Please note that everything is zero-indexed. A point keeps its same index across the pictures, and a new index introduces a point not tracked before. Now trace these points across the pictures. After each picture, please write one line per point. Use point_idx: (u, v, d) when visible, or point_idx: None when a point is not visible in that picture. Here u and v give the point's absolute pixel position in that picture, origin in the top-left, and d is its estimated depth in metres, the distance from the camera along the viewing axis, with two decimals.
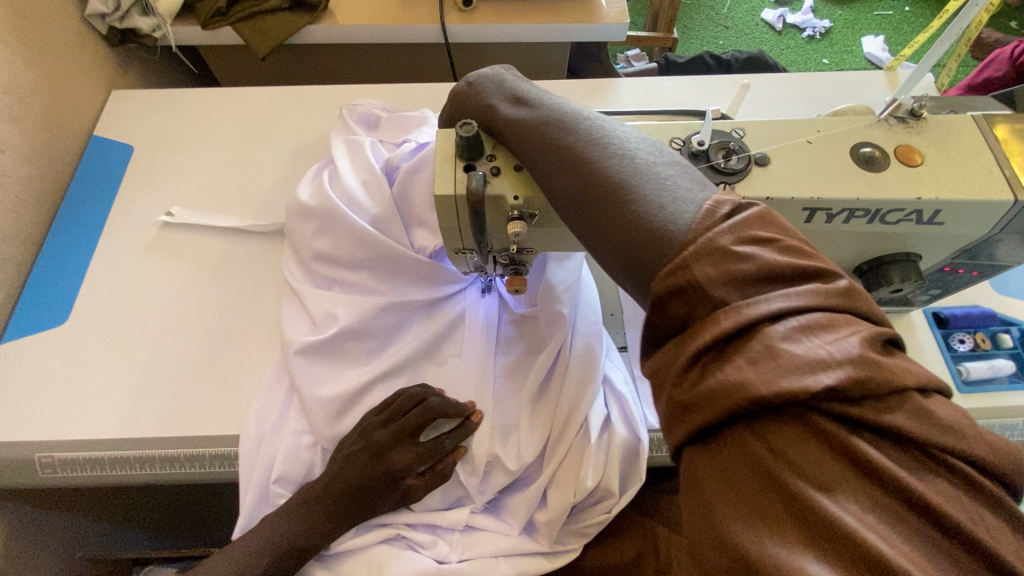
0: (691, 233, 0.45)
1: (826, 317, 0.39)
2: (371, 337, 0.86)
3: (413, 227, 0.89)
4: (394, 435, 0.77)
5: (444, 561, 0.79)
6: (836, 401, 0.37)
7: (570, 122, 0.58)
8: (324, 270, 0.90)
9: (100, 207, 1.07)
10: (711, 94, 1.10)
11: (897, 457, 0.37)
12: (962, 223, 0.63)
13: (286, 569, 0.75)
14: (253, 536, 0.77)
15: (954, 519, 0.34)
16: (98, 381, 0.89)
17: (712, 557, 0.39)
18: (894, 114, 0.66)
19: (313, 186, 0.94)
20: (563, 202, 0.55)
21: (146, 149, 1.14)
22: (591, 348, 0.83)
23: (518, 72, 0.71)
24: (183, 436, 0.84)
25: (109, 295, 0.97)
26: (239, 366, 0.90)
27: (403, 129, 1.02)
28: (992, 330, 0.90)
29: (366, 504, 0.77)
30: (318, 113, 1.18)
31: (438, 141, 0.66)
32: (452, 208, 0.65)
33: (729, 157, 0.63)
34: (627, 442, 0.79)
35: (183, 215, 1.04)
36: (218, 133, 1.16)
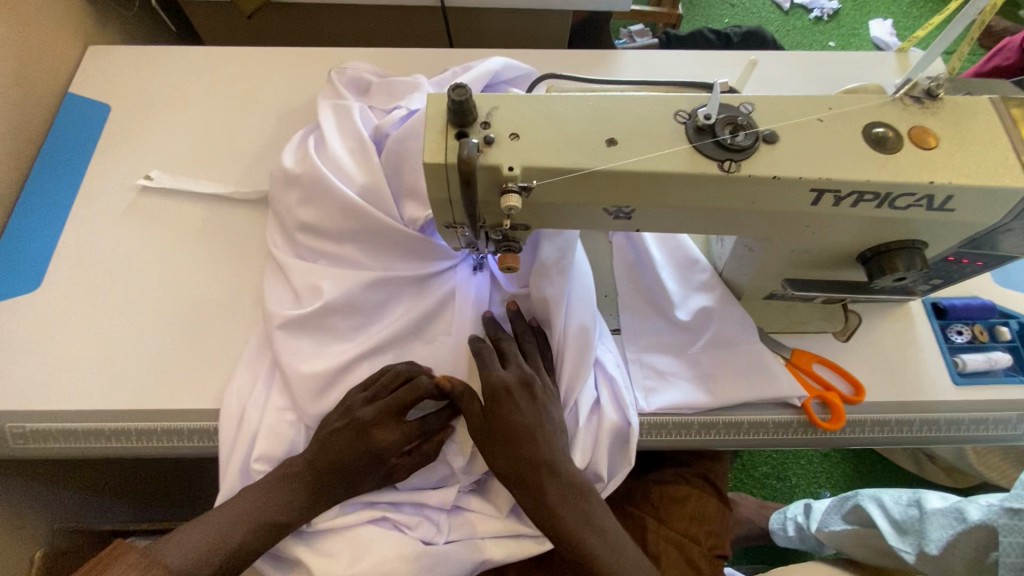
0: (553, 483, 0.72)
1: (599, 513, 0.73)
2: (358, 312, 0.83)
3: (404, 199, 0.87)
4: (379, 410, 0.74)
5: (430, 543, 0.78)
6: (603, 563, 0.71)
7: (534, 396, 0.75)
8: (309, 242, 0.86)
9: (75, 168, 1.02)
10: (716, 69, 1.06)
11: None
12: (973, 211, 0.61)
13: (262, 546, 0.73)
14: (227, 510, 0.73)
15: None
16: (73, 350, 0.85)
17: None
18: (909, 93, 0.63)
19: (298, 154, 0.90)
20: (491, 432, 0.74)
21: (123, 110, 1.09)
22: (584, 330, 0.80)
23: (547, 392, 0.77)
24: (163, 409, 0.81)
25: (84, 261, 0.93)
26: (220, 339, 0.87)
27: (394, 96, 0.98)
28: (991, 322, 0.88)
29: (348, 482, 0.75)
30: (306, 77, 1.12)
31: (430, 104, 0.62)
32: (443, 178, 0.61)
33: (736, 133, 0.59)
34: (617, 426, 0.79)
35: (163, 180, 1.00)
36: (199, 95, 1.10)
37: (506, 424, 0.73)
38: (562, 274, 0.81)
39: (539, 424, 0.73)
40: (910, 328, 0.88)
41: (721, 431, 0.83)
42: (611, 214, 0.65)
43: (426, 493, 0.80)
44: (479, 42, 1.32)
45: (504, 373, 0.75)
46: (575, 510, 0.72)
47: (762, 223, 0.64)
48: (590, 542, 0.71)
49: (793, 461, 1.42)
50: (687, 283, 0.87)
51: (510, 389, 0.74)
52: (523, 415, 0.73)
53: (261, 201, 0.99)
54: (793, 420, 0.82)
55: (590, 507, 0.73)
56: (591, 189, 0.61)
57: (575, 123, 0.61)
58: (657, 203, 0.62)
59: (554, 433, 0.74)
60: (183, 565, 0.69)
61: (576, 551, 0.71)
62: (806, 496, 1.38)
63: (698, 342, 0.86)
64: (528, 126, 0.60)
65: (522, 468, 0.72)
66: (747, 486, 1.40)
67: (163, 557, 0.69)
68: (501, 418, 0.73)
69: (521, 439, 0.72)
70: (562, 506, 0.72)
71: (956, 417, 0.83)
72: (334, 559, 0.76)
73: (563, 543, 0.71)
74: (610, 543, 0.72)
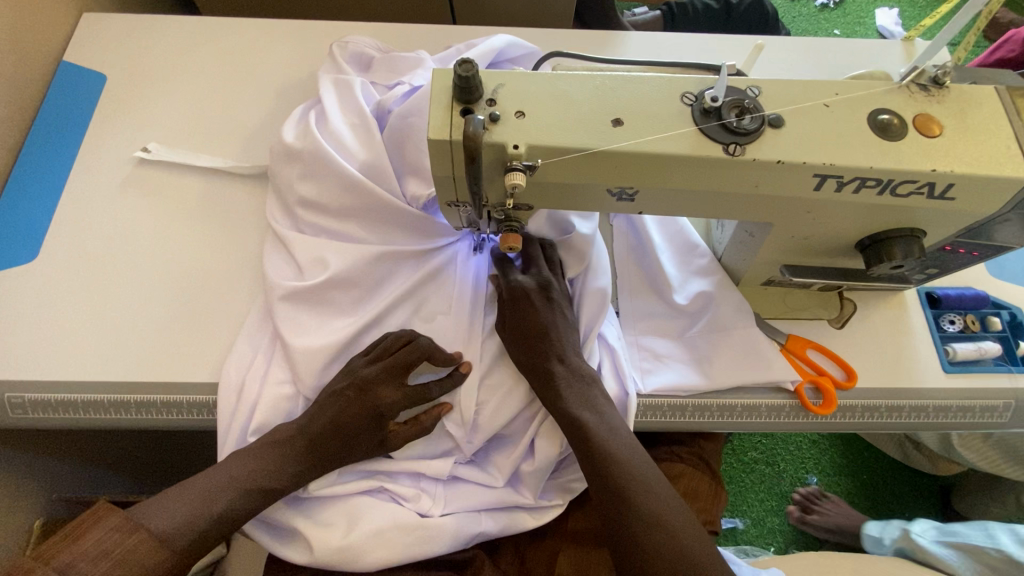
0: (559, 365, 0.77)
1: (600, 403, 0.76)
2: (357, 287, 0.83)
3: (406, 175, 0.87)
4: (382, 372, 0.76)
5: (427, 515, 0.79)
6: (599, 441, 0.72)
7: (552, 300, 0.80)
8: (309, 217, 0.86)
9: (70, 139, 1.01)
10: (723, 52, 1.06)
11: (630, 462, 0.71)
12: (972, 199, 0.61)
13: (249, 512, 0.73)
14: (216, 473, 0.74)
15: (646, 489, 0.69)
16: (70, 321, 0.85)
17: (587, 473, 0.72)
18: (915, 81, 0.63)
19: (299, 128, 0.89)
20: (515, 328, 0.80)
21: (120, 80, 1.07)
22: (601, 298, 0.83)
23: (566, 300, 0.82)
24: (162, 382, 0.82)
25: (80, 232, 0.92)
26: (220, 313, 0.87)
27: (396, 71, 0.96)
28: (983, 312, 0.89)
29: (340, 449, 0.76)
30: (306, 51, 1.11)
31: (435, 80, 0.61)
32: (447, 154, 0.61)
33: (742, 116, 0.59)
34: (616, 398, 0.82)
35: (160, 152, 0.98)
36: (198, 66, 1.09)
37: (523, 321, 0.79)
38: (586, 249, 0.84)
39: (554, 323, 0.79)
40: (903, 317, 0.89)
41: (714, 414, 0.84)
42: (614, 195, 0.65)
43: (424, 463, 0.81)
44: (483, 19, 1.30)
45: (525, 277, 0.81)
46: (577, 393, 0.76)
47: (762, 207, 0.65)
48: (586, 417, 0.74)
49: (782, 446, 1.44)
50: (686, 268, 0.88)
51: (529, 293, 0.79)
52: (540, 313, 0.79)
53: (261, 176, 0.99)
54: (785, 404, 0.84)
55: (591, 391, 0.77)
56: (596, 169, 0.61)
57: (581, 102, 0.60)
58: (660, 184, 0.62)
59: (565, 333, 0.79)
60: (166, 529, 0.68)
61: (573, 426, 0.74)
62: (794, 479, 1.40)
63: (695, 326, 0.86)
64: (534, 105, 0.60)
65: (536, 358, 0.78)
66: (736, 470, 1.41)
67: (145, 520, 0.68)
68: (525, 315, 0.79)
69: (541, 334, 0.78)
70: (565, 388, 0.76)
71: (945, 404, 0.85)
72: (331, 527, 0.77)
73: (563, 419, 0.75)
74: (608, 421, 0.75)
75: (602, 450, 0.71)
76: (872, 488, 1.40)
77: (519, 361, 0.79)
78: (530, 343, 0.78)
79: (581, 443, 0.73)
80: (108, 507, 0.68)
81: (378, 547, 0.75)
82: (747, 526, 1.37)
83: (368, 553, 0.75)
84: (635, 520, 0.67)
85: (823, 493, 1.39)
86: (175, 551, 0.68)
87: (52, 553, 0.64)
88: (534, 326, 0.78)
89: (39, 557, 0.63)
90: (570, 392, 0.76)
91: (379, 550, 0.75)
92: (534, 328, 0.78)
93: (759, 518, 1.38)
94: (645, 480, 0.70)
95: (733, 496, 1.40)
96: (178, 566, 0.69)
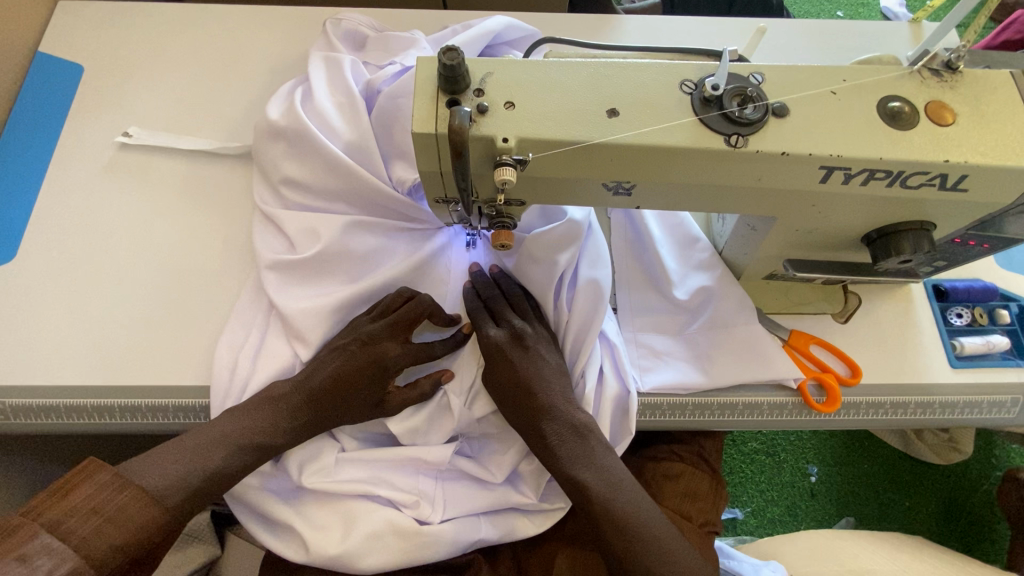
0: (553, 426, 0.74)
1: (599, 458, 0.74)
2: (347, 263, 0.81)
3: (393, 160, 0.84)
4: (387, 326, 0.77)
5: (426, 522, 0.76)
6: (607, 506, 0.70)
7: (530, 351, 0.78)
8: (294, 197, 0.84)
9: (47, 132, 0.97)
10: (724, 35, 1.02)
11: (637, 521, 0.70)
12: (986, 191, 0.58)
13: (242, 468, 0.72)
14: (209, 430, 0.72)
15: (661, 550, 0.69)
16: (50, 322, 0.82)
17: (600, 540, 0.71)
18: (928, 66, 0.59)
19: (284, 106, 0.87)
20: (498, 386, 0.77)
21: (99, 69, 1.03)
22: (597, 288, 0.79)
23: (547, 344, 0.80)
24: (145, 384, 0.79)
25: (60, 229, 0.89)
26: (205, 313, 0.84)
27: (389, 51, 0.93)
28: (991, 305, 0.87)
29: (336, 408, 0.76)
30: (291, 36, 1.06)
31: (419, 68, 0.58)
32: (433, 149, 0.57)
33: (744, 106, 0.56)
34: (617, 395, 0.79)
35: (142, 137, 0.96)
36: (180, 53, 1.04)
37: (505, 380, 0.77)
38: (572, 238, 0.78)
39: (534, 376, 0.76)
40: (909, 311, 0.87)
41: (715, 413, 0.82)
42: (610, 189, 0.62)
43: (419, 463, 0.78)
44: (474, 4, 1.24)
45: (498, 332, 0.78)
46: (573, 450, 0.74)
47: (767, 201, 0.62)
48: (586, 476, 0.72)
49: (782, 437, 1.41)
50: (687, 261, 0.85)
51: (504, 349, 0.77)
52: (518, 368, 0.76)
53: (245, 169, 0.95)
54: (787, 402, 0.82)
55: (588, 445, 0.74)
56: (590, 164, 0.58)
57: (575, 91, 0.57)
58: (658, 179, 0.59)
59: (549, 381, 0.77)
60: (159, 486, 0.66)
61: (573, 487, 0.72)
62: (794, 470, 1.39)
63: (696, 322, 0.84)
64: (524, 93, 0.57)
65: (525, 417, 0.76)
66: (736, 461, 1.39)
67: (136, 478, 0.66)
68: (504, 373, 0.76)
69: (523, 390, 0.75)
70: (560, 446, 0.74)
71: (951, 400, 0.83)
72: (325, 531, 0.75)
73: (563, 480, 0.73)
74: (608, 477, 0.73)
75: (610, 512, 0.70)
76: (874, 479, 1.38)
77: (510, 420, 0.78)
78: (518, 403, 0.76)
79: (584, 504, 0.72)
80: (97, 463, 0.64)
81: (376, 550, 0.74)
82: (747, 517, 1.35)
83: (361, 559, 0.73)
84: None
85: (823, 483, 1.38)
86: (168, 506, 0.66)
87: (40, 509, 0.60)
88: (516, 383, 0.76)
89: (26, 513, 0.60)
90: (568, 449, 0.74)
91: (376, 553, 0.74)
92: (517, 386, 0.76)
93: (760, 509, 1.36)
94: (650, 539, 0.69)
95: (733, 487, 1.38)
96: (173, 523, 0.67)
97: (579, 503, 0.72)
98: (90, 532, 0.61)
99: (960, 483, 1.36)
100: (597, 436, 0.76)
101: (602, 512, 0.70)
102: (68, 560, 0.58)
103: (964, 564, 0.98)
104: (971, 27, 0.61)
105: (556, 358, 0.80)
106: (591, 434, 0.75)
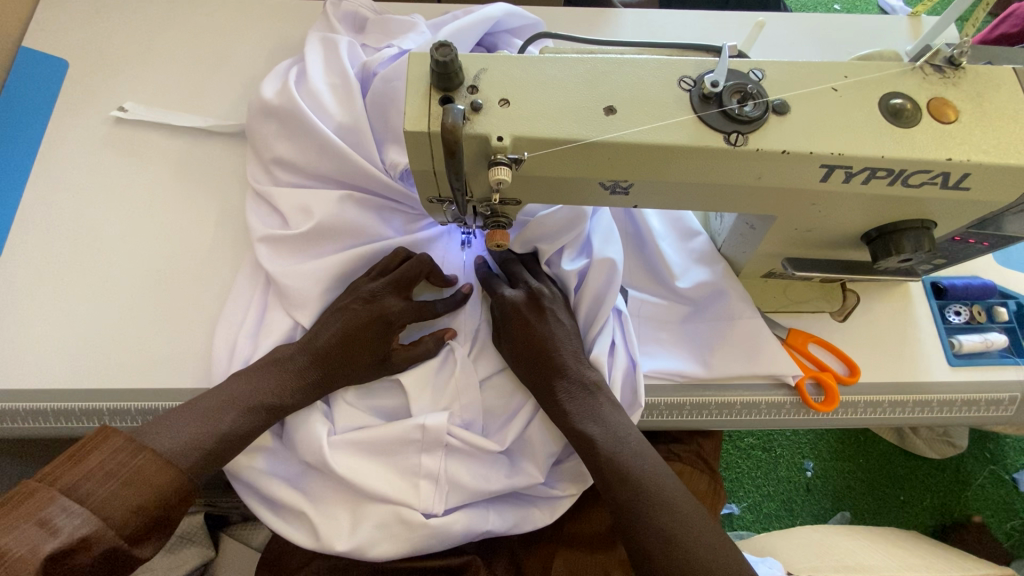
0: (562, 382, 0.75)
1: (607, 413, 0.73)
2: (341, 239, 0.81)
3: (387, 146, 0.83)
4: (387, 283, 0.77)
5: (430, 513, 0.72)
6: (611, 459, 0.70)
7: (543, 312, 0.78)
8: (286, 176, 0.84)
9: (35, 117, 0.95)
10: (722, 31, 1.00)
11: (642, 472, 0.69)
12: (988, 190, 0.57)
13: (254, 429, 0.70)
14: (217, 393, 0.71)
15: (666, 501, 0.67)
16: (41, 319, 0.81)
17: (605, 494, 0.70)
18: (930, 62, 0.58)
19: (279, 84, 0.85)
20: (510, 345, 0.78)
21: (85, 57, 1.00)
22: (611, 264, 0.78)
23: (562, 307, 0.80)
24: (136, 386, 0.78)
25: (46, 224, 0.87)
26: (199, 313, 0.83)
27: (388, 33, 0.91)
28: (989, 302, 0.86)
29: (339, 369, 0.75)
30: (281, 26, 1.04)
31: (411, 65, 0.56)
32: (426, 148, 0.56)
33: (744, 103, 0.55)
34: (626, 371, 0.78)
35: (140, 112, 0.95)
36: (167, 42, 1.02)
37: (519, 340, 0.77)
38: (577, 217, 0.79)
39: (546, 335, 0.76)
40: (907, 309, 0.86)
41: (712, 413, 0.82)
42: (608, 188, 0.61)
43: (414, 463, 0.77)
44: None
45: (514, 292, 0.79)
46: (580, 405, 0.74)
47: (767, 200, 0.61)
48: (592, 429, 0.72)
49: (778, 433, 1.41)
50: (688, 254, 0.84)
51: (520, 309, 0.77)
52: (530, 327, 0.76)
53: (234, 162, 0.93)
54: (785, 401, 0.81)
55: (596, 401, 0.74)
56: (587, 162, 0.57)
57: (573, 88, 0.56)
58: (657, 178, 0.58)
59: (560, 341, 0.77)
60: (172, 449, 0.64)
61: (579, 440, 0.72)
62: (790, 465, 1.38)
63: (699, 314, 0.84)
64: (519, 91, 0.56)
65: (536, 373, 0.76)
66: (733, 457, 1.39)
67: (150, 441, 0.64)
68: (516, 331, 0.77)
69: (535, 348, 0.76)
70: (568, 400, 0.74)
71: (949, 398, 0.82)
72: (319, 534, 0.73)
73: (569, 434, 0.73)
74: (613, 431, 0.72)
75: (614, 463, 0.70)
76: (870, 473, 1.38)
77: (521, 379, 0.79)
78: (528, 361, 0.76)
79: (590, 456, 0.71)
80: (110, 429, 0.63)
81: (382, 541, 0.71)
82: (743, 512, 1.36)
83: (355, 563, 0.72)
84: (646, 533, 0.66)
85: (819, 478, 1.38)
86: (183, 469, 0.64)
87: (55, 474, 0.59)
88: (528, 341, 0.76)
89: (42, 478, 0.59)
90: (575, 405, 0.74)
91: (384, 543, 0.71)
92: (528, 344, 0.76)
93: (755, 504, 1.36)
94: (655, 490, 0.68)
95: (729, 483, 1.38)
96: (190, 485, 0.65)
97: (584, 456, 0.72)
98: (109, 494, 0.60)
99: (955, 477, 1.37)
100: (606, 393, 0.75)
101: (608, 464, 0.70)
102: (89, 523, 0.58)
103: (961, 559, 0.98)
104: (970, 22, 0.60)
105: (569, 320, 0.80)
106: (601, 390, 0.75)
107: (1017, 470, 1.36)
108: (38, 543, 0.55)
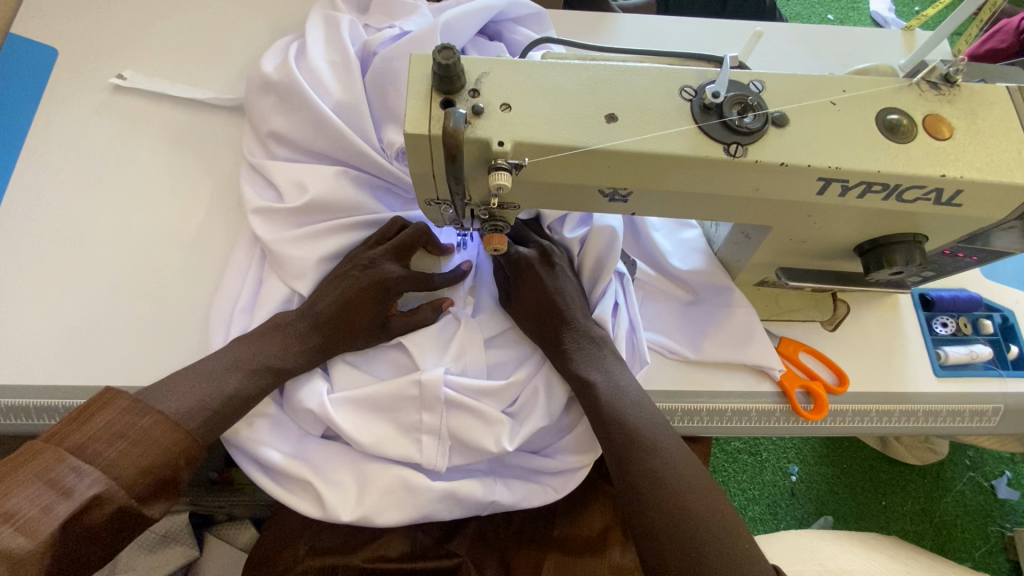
0: (569, 333, 0.76)
1: (610, 365, 0.74)
2: (335, 215, 0.80)
3: (385, 124, 0.82)
4: (385, 251, 0.77)
5: (433, 467, 0.72)
6: (612, 404, 0.70)
7: (553, 268, 0.79)
8: (282, 152, 0.83)
9: (27, 84, 0.93)
10: (721, 39, 1.01)
11: (640, 419, 0.70)
12: (979, 207, 0.58)
13: (256, 392, 0.69)
14: (219, 357, 0.70)
15: (661, 448, 0.68)
16: (24, 297, 0.79)
17: (602, 439, 0.70)
18: (927, 79, 0.59)
19: (279, 60, 0.84)
20: (519, 298, 0.78)
21: (80, 30, 0.98)
22: (613, 233, 0.78)
23: (569, 267, 0.81)
24: (118, 377, 0.76)
25: (33, 198, 0.85)
26: (189, 301, 0.80)
27: (390, 15, 0.89)
28: (975, 315, 0.88)
29: (338, 335, 0.74)
30: (279, 12, 1.02)
31: (413, 65, 0.56)
32: (426, 150, 0.56)
33: (744, 114, 0.55)
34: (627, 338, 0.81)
35: (137, 81, 0.93)
36: (163, 19, 1.00)
37: (529, 293, 0.78)
38: None
39: (555, 288, 0.77)
40: (896, 319, 0.87)
41: (704, 419, 0.81)
42: (607, 196, 0.61)
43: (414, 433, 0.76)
44: None
45: (526, 250, 0.80)
46: (585, 354, 0.75)
47: (763, 211, 0.61)
48: (595, 376, 0.73)
49: (764, 437, 1.43)
50: (683, 247, 0.85)
51: (532, 263, 0.78)
52: (541, 280, 0.77)
53: (229, 142, 0.91)
54: (776, 408, 0.81)
55: (600, 352, 0.75)
56: (587, 169, 0.57)
57: (574, 95, 0.56)
58: (656, 186, 0.58)
59: (568, 295, 0.78)
60: (178, 411, 0.63)
61: (582, 386, 0.73)
62: (776, 469, 1.40)
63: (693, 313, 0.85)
64: (521, 94, 0.55)
65: (544, 324, 0.77)
66: (720, 461, 1.40)
67: (156, 403, 0.63)
68: (526, 285, 0.78)
69: (544, 300, 0.77)
70: (575, 349, 0.75)
71: (935, 409, 0.83)
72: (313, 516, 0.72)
73: (572, 381, 0.74)
74: (614, 382, 0.73)
75: (613, 408, 0.70)
76: (854, 478, 1.39)
77: (527, 333, 0.79)
78: (537, 312, 0.77)
79: (591, 401, 0.72)
80: (114, 392, 0.62)
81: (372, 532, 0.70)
82: None
83: None
84: (640, 475, 0.66)
85: (804, 482, 1.39)
86: (190, 430, 0.63)
87: (62, 435, 0.58)
88: (538, 294, 0.77)
89: (48, 439, 0.58)
90: (580, 355, 0.75)
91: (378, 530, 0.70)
92: (537, 297, 0.77)
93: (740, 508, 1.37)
94: (652, 437, 0.68)
95: None
96: (197, 449, 0.64)
97: (584, 402, 0.72)
98: (118, 455, 0.59)
99: (936, 483, 1.39)
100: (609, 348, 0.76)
101: (608, 409, 0.70)
102: (99, 484, 0.57)
103: (941, 565, 0.99)
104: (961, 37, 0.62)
105: (577, 279, 0.81)
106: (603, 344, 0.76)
107: (994, 477, 1.40)
108: (50, 503, 0.54)
